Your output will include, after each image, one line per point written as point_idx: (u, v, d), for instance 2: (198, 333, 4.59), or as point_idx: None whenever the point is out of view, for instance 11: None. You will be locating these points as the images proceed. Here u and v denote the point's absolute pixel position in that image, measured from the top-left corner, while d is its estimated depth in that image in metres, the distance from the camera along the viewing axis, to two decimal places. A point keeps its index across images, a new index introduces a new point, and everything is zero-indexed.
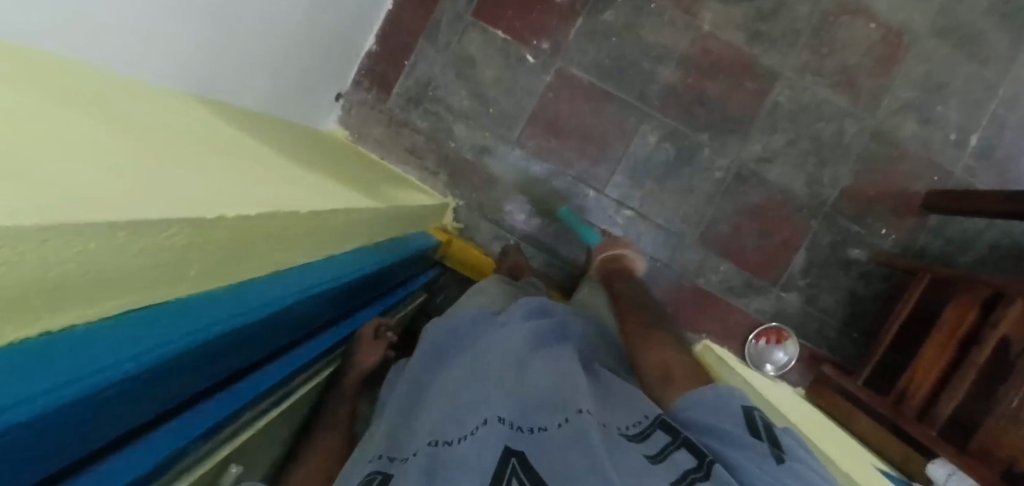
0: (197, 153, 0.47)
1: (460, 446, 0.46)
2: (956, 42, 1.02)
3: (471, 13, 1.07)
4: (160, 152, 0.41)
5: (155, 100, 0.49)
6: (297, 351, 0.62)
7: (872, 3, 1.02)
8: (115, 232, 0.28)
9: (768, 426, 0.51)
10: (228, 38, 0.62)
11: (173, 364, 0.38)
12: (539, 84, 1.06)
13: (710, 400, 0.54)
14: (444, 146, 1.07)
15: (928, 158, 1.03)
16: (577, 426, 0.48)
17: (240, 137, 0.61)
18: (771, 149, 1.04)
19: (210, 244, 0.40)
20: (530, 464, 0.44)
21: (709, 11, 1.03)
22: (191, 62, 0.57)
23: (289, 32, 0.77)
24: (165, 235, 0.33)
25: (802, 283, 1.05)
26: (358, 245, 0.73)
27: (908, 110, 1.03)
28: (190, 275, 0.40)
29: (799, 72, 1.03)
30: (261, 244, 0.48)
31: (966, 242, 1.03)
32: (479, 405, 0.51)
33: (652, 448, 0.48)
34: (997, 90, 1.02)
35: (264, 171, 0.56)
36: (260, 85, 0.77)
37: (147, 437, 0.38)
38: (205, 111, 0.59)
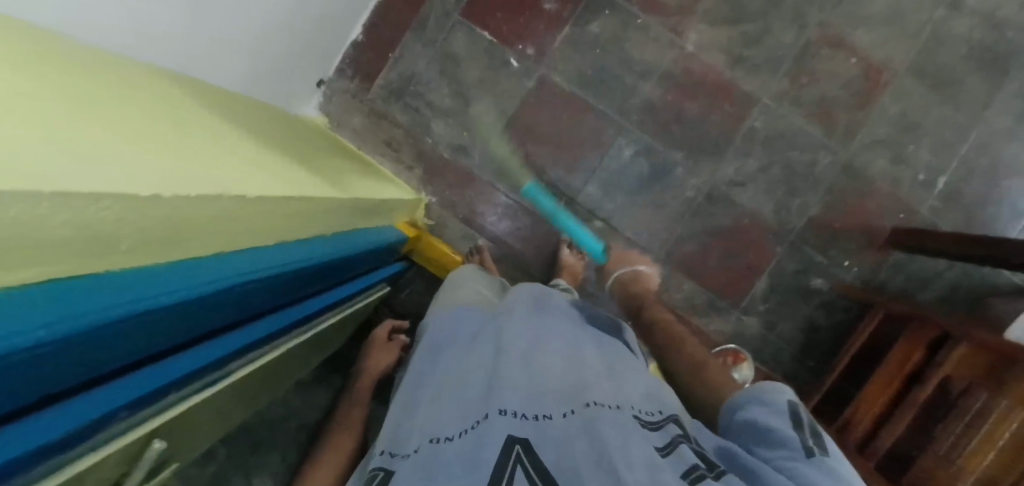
0: (160, 129, 0.48)
1: (459, 442, 0.47)
2: (933, 84, 1.03)
3: (460, 12, 1.07)
4: (117, 123, 0.42)
5: (123, 72, 0.49)
6: (245, 330, 0.63)
7: (854, 37, 1.03)
8: (38, 202, 0.27)
9: (813, 424, 0.50)
10: (208, 20, 0.62)
11: (103, 334, 0.37)
12: (520, 88, 1.06)
13: (753, 399, 0.54)
14: (421, 141, 1.08)
15: (897, 195, 1.04)
16: (587, 417, 0.48)
17: (210, 116, 0.62)
18: (744, 173, 1.05)
19: (146, 219, 0.40)
20: (535, 453, 0.45)
21: (695, 31, 1.04)
22: (166, 39, 0.57)
23: (273, 14, 0.77)
24: (95, 208, 0.33)
25: (762, 308, 1.06)
26: (313, 233, 0.74)
27: (880, 147, 1.04)
28: (121, 250, 0.39)
29: (778, 100, 1.04)
30: (204, 224, 0.49)
31: (926, 281, 1.05)
32: (467, 405, 0.52)
33: (661, 440, 0.49)
34: (969, 134, 1.03)
35: (228, 153, 0.57)
36: (239, 66, 0.76)
37: (73, 404, 0.37)
38: (178, 87, 0.59)
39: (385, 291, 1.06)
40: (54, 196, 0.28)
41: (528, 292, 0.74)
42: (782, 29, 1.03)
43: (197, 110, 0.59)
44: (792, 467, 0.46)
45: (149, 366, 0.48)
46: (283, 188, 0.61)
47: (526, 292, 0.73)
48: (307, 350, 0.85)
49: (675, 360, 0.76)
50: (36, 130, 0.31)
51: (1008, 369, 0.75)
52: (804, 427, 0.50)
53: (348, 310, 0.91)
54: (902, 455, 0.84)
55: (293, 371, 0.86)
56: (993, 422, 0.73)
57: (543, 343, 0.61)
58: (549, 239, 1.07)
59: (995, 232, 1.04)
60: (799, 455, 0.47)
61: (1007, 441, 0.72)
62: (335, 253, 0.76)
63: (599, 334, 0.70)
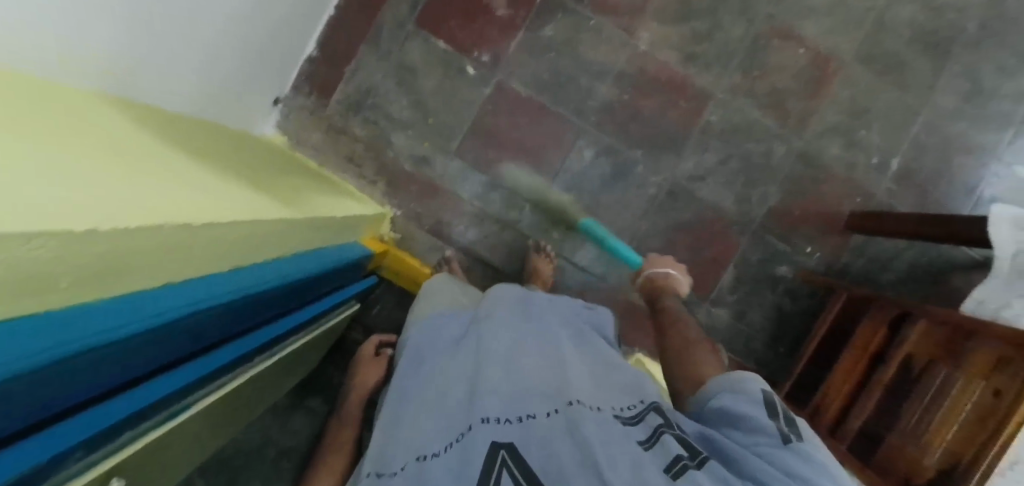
0: (97, 160, 0.46)
1: (446, 455, 0.48)
2: (880, 69, 1.06)
3: (413, 22, 1.06)
4: (50, 155, 0.40)
5: (61, 104, 0.48)
6: (213, 356, 0.61)
7: (802, 29, 1.06)
8: None
9: (787, 411, 0.48)
10: (155, 44, 0.61)
11: (49, 375, 0.34)
12: (478, 96, 1.06)
13: (728, 387, 0.53)
14: (382, 155, 1.07)
15: (853, 180, 1.07)
16: (569, 415, 0.48)
17: (151, 144, 0.60)
18: (704, 167, 1.06)
19: (86, 255, 0.37)
20: (519, 456, 0.45)
21: (647, 30, 1.05)
22: (110, 67, 0.56)
23: (223, 30, 0.75)
24: (27, 248, 0.30)
25: (730, 299, 1.08)
26: (274, 257, 0.73)
27: (834, 134, 1.06)
28: (60, 288, 0.36)
29: (732, 94, 1.06)
30: (151, 255, 0.47)
31: (886, 261, 1.08)
32: (451, 418, 0.53)
33: (643, 434, 0.48)
34: (918, 116, 1.06)
35: (176, 180, 0.56)
36: (187, 88, 0.75)
37: (32, 439, 0.35)
38: (120, 116, 0.57)
39: (355, 308, 1.04)
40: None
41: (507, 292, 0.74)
42: (732, 24, 1.05)
43: (137, 138, 0.58)
44: (770, 454, 0.45)
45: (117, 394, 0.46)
46: (237, 212, 0.60)
47: (510, 290, 0.73)
48: (275, 375, 0.83)
49: (668, 339, 0.73)
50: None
51: (970, 344, 0.76)
52: (780, 413, 0.49)
53: (317, 329, 0.89)
54: (870, 434, 0.84)
55: (261, 396, 0.83)
56: (954, 396, 0.73)
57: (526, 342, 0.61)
58: (517, 244, 1.07)
59: (949, 209, 1.07)
60: (777, 442, 0.46)
61: (969, 412, 0.71)
62: (298, 273, 0.75)
63: (580, 328, 0.70)
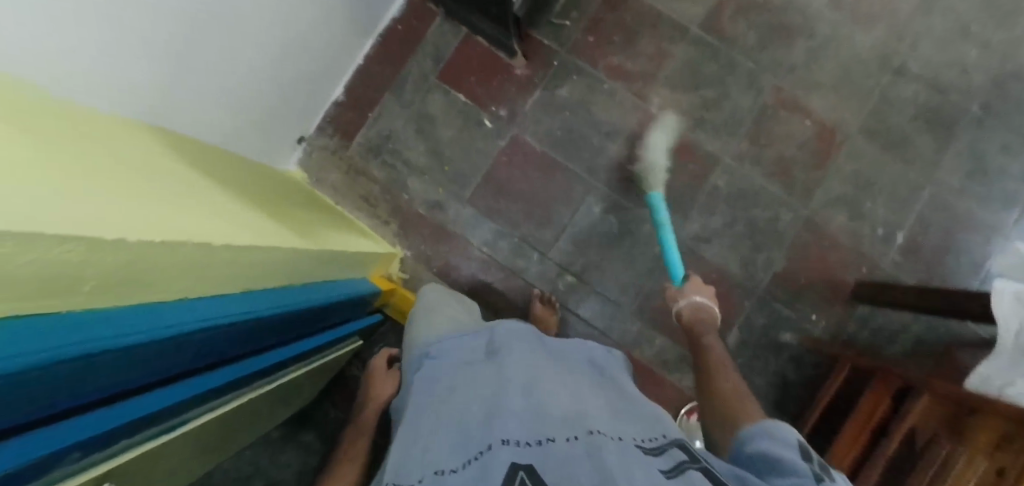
0: (129, 181, 0.49)
1: (465, 472, 0.46)
2: (884, 144, 1.09)
3: (436, 75, 1.12)
4: (82, 175, 0.42)
5: (90, 122, 0.51)
6: (212, 374, 0.61)
7: (808, 102, 1.09)
8: (3, 240, 0.27)
9: (820, 461, 0.49)
10: (179, 63, 0.65)
11: (55, 376, 0.35)
12: (493, 148, 1.10)
13: (764, 430, 0.54)
14: (397, 197, 1.11)
15: (858, 250, 1.08)
16: (589, 443, 0.47)
17: (179, 167, 0.63)
18: (710, 229, 1.08)
19: (115, 262, 0.39)
20: (539, 474, 0.44)
21: (658, 95, 1.10)
22: (138, 85, 0.60)
23: (250, 58, 0.80)
24: (57, 251, 0.32)
25: (733, 363, 1.07)
26: (286, 285, 0.74)
27: (839, 204, 1.08)
28: (82, 293, 0.38)
29: (739, 160, 1.09)
30: (173, 271, 0.48)
31: (892, 333, 1.07)
32: (467, 437, 0.51)
33: (666, 464, 0.47)
34: (922, 191, 1.08)
35: (201, 205, 0.58)
36: (214, 113, 0.79)
37: (36, 433, 0.36)
38: (146, 136, 0.61)
39: (357, 345, 1.05)
40: (10, 240, 0.27)
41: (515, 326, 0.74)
42: (739, 94, 1.09)
43: (164, 161, 0.61)
44: None
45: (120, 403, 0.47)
46: (257, 238, 0.62)
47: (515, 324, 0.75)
48: (271, 402, 0.82)
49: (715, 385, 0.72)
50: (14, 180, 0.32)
51: (974, 419, 0.74)
52: (814, 461, 0.49)
53: (317, 360, 0.88)
54: None
55: (252, 426, 0.83)
56: (957, 471, 0.70)
57: (540, 374, 0.61)
58: (522, 293, 1.08)
59: (956, 285, 1.06)
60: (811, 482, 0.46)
61: None
62: (306, 301, 0.76)
63: (588, 366, 0.70)
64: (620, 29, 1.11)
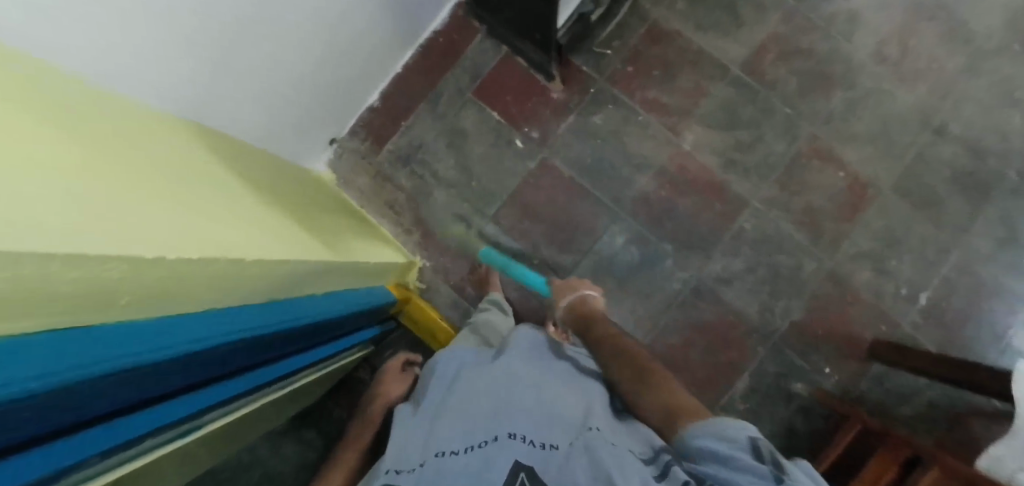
0: (172, 185, 0.50)
1: (464, 457, 0.53)
2: (916, 203, 1.07)
3: (473, 90, 1.13)
4: (129, 179, 0.43)
5: (137, 118, 0.52)
6: (234, 382, 0.61)
7: (842, 152, 1.08)
8: (52, 261, 0.27)
9: (774, 455, 0.50)
10: (226, 66, 0.67)
11: (91, 390, 0.35)
12: (521, 169, 1.11)
13: (708, 429, 0.54)
14: (422, 208, 1.11)
15: (879, 308, 1.06)
16: (585, 443, 0.54)
17: (217, 169, 0.64)
18: (731, 271, 1.07)
19: (149, 277, 0.39)
20: (538, 477, 0.51)
21: (692, 132, 1.10)
22: (185, 84, 0.61)
23: (294, 65, 0.82)
24: (102, 268, 0.32)
25: (741, 408, 1.05)
26: (312, 293, 0.76)
27: (864, 259, 1.07)
28: (119, 305, 0.38)
29: (767, 205, 1.08)
30: (206, 285, 0.49)
31: (906, 395, 1.05)
32: (474, 425, 0.57)
33: (656, 469, 0.53)
34: (950, 254, 1.06)
35: (236, 213, 0.59)
36: (253, 115, 0.80)
37: (63, 440, 0.35)
38: (188, 134, 0.62)
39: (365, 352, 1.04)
40: (56, 260, 0.28)
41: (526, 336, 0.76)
42: (774, 138, 1.09)
43: (205, 162, 0.62)
44: None
45: (158, 404, 0.48)
46: (287, 251, 0.63)
47: (533, 331, 0.77)
48: (279, 404, 0.82)
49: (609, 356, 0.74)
50: (63, 189, 0.33)
51: None
52: (768, 456, 0.50)
53: (325, 366, 0.87)
54: None
55: (258, 424, 0.82)
56: None
57: (549, 385, 0.65)
58: (535, 315, 1.08)
59: (975, 354, 1.04)
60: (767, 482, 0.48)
61: None
62: (331, 311, 0.78)
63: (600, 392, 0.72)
64: (661, 62, 1.11)
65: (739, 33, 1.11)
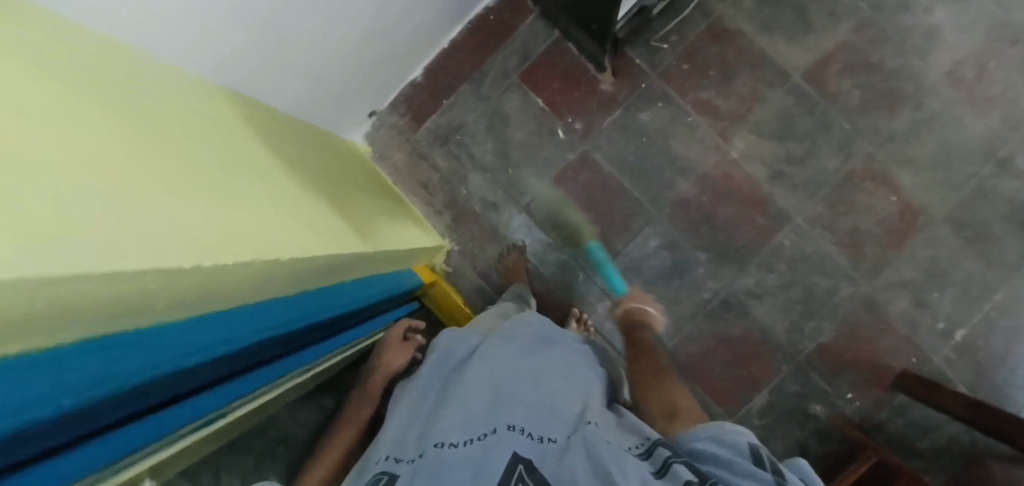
0: (200, 173, 0.49)
1: (463, 449, 0.48)
2: (967, 237, 1.03)
3: (519, 74, 1.10)
4: (167, 173, 0.44)
5: (187, 99, 0.53)
6: (270, 369, 0.62)
7: (897, 176, 1.04)
8: (89, 280, 0.29)
9: (772, 461, 0.51)
10: (275, 48, 0.67)
11: (117, 398, 0.36)
12: (560, 160, 1.08)
13: (706, 434, 0.55)
14: (455, 190, 1.10)
15: (912, 339, 1.03)
16: (584, 438, 0.51)
17: (258, 153, 0.65)
18: (763, 286, 1.05)
19: (184, 281, 0.41)
20: (537, 470, 0.46)
21: (742, 140, 1.06)
22: (234, 63, 0.61)
23: (340, 48, 0.81)
24: (137, 278, 0.34)
25: (756, 423, 1.04)
26: (344, 280, 0.76)
27: (904, 289, 1.03)
28: (153, 309, 0.39)
29: (811, 223, 1.05)
30: (240, 283, 0.50)
31: (927, 430, 1.02)
32: (474, 418, 0.53)
33: (655, 465, 0.50)
34: (996, 293, 1.02)
35: (263, 202, 0.59)
36: (296, 93, 0.80)
37: (98, 440, 0.36)
38: (232, 112, 0.63)
39: None
40: (65, 284, 0.27)
41: (535, 326, 0.74)
42: (828, 154, 1.04)
43: (245, 145, 0.63)
44: None
45: (194, 396, 0.49)
46: (316, 246, 0.64)
47: (558, 331, 0.74)
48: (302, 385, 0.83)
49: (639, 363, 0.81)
50: (81, 190, 0.32)
51: None
52: (768, 464, 0.50)
53: (357, 350, 0.87)
54: None
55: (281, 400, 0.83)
56: None
57: (553, 382, 0.61)
58: (559, 309, 1.06)
59: (1005, 397, 1.01)
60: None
61: None
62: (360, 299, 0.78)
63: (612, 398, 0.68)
64: (719, 63, 1.06)
65: (805, 40, 1.06)
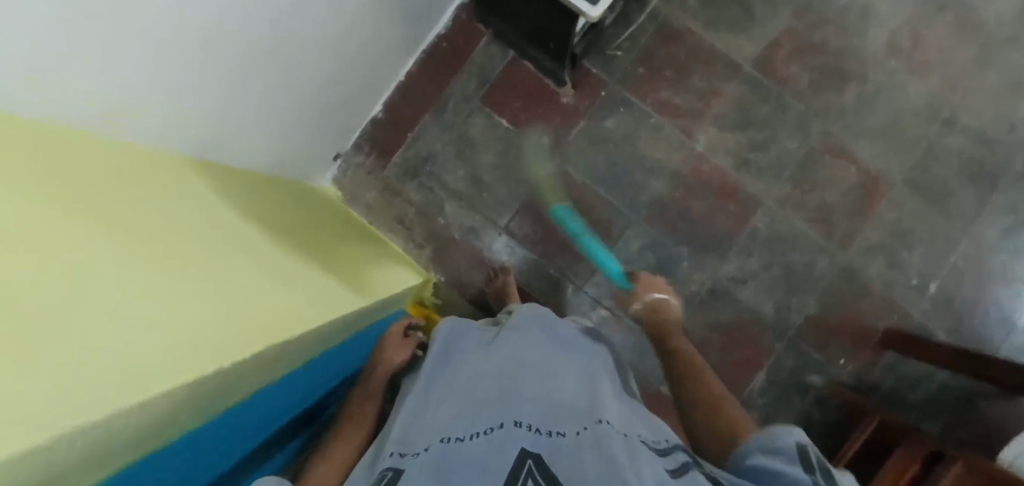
0: (194, 255, 0.49)
1: (472, 443, 0.44)
2: (925, 195, 1.08)
3: (479, 98, 1.10)
4: (163, 265, 0.44)
5: (165, 176, 0.54)
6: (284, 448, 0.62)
7: (854, 148, 1.08)
8: (109, 417, 0.31)
9: (822, 464, 0.44)
10: (240, 105, 0.66)
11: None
12: (532, 177, 1.09)
13: (757, 445, 0.49)
14: (433, 221, 1.09)
15: (891, 299, 1.07)
16: (599, 431, 0.45)
17: (246, 221, 0.65)
18: (746, 271, 1.08)
19: (203, 390, 0.42)
20: (546, 465, 0.41)
21: (704, 133, 1.09)
22: (203, 130, 0.61)
23: (304, 96, 0.81)
24: (156, 400, 0.36)
25: (759, 402, 1.06)
26: (350, 337, 0.76)
27: (877, 252, 1.08)
28: (178, 422, 0.41)
29: (780, 203, 1.08)
30: (254, 375, 0.51)
31: (917, 381, 1.06)
32: (479, 413, 0.48)
33: (672, 464, 0.46)
34: (959, 244, 1.07)
35: (252, 273, 0.58)
36: (268, 145, 0.80)
37: None
38: (208, 178, 0.62)
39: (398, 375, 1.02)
40: (86, 428, 0.29)
41: (540, 312, 0.71)
42: (787, 136, 1.08)
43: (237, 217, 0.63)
44: None
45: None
46: (317, 315, 0.64)
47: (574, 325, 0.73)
48: None
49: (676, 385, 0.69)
50: (96, 312, 0.34)
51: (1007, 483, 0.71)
52: (816, 467, 0.44)
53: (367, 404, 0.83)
54: None
55: None
56: None
57: (565, 372, 0.58)
58: None
59: (983, 339, 1.06)
60: None
61: None
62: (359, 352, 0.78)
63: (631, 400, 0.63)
64: (672, 63, 1.09)
65: (750, 30, 1.10)
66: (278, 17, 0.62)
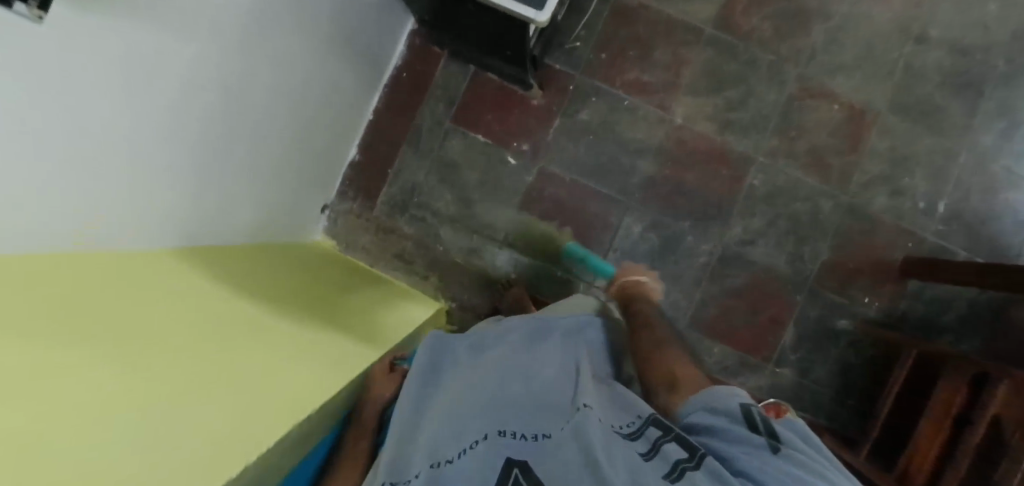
0: (203, 347, 0.50)
1: (462, 461, 0.45)
2: (914, 117, 1.06)
3: (450, 120, 1.09)
4: (173, 365, 0.45)
5: (155, 270, 0.54)
6: None
7: (833, 85, 1.07)
8: None
9: (767, 421, 0.46)
10: (216, 182, 0.66)
11: None
12: (520, 185, 1.08)
13: (700, 405, 0.51)
14: (432, 250, 1.08)
15: (901, 227, 1.06)
16: (576, 424, 0.47)
17: (249, 296, 0.65)
18: (751, 231, 1.07)
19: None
20: (531, 470, 0.43)
21: (681, 104, 1.07)
22: (185, 216, 0.61)
23: (278, 158, 0.81)
24: None
25: (794, 358, 1.06)
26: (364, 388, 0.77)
27: (877, 184, 1.06)
28: None
29: (772, 156, 1.07)
30: (282, 456, 0.52)
31: (946, 303, 1.05)
32: (464, 423, 0.50)
33: (644, 446, 0.46)
34: (958, 157, 1.05)
35: (264, 350, 0.58)
36: (253, 213, 0.79)
37: None
38: (199, 262, 0.62)
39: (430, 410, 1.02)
40: None
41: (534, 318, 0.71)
42: (763, 88, 1.07)
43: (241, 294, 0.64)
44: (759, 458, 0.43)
45: None
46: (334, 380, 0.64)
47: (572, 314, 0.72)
48: None
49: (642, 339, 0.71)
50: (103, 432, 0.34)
51: None
52: (760, 423, 0.46)
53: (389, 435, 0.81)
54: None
55: None
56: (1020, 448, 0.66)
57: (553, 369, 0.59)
58: None
59: (1003, 247, 1.04)
60: (764, 447, 0.43)
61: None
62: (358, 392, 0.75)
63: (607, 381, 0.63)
64: (633, 41, 1.08)
65: None
66: (232, 94, 0.61)
